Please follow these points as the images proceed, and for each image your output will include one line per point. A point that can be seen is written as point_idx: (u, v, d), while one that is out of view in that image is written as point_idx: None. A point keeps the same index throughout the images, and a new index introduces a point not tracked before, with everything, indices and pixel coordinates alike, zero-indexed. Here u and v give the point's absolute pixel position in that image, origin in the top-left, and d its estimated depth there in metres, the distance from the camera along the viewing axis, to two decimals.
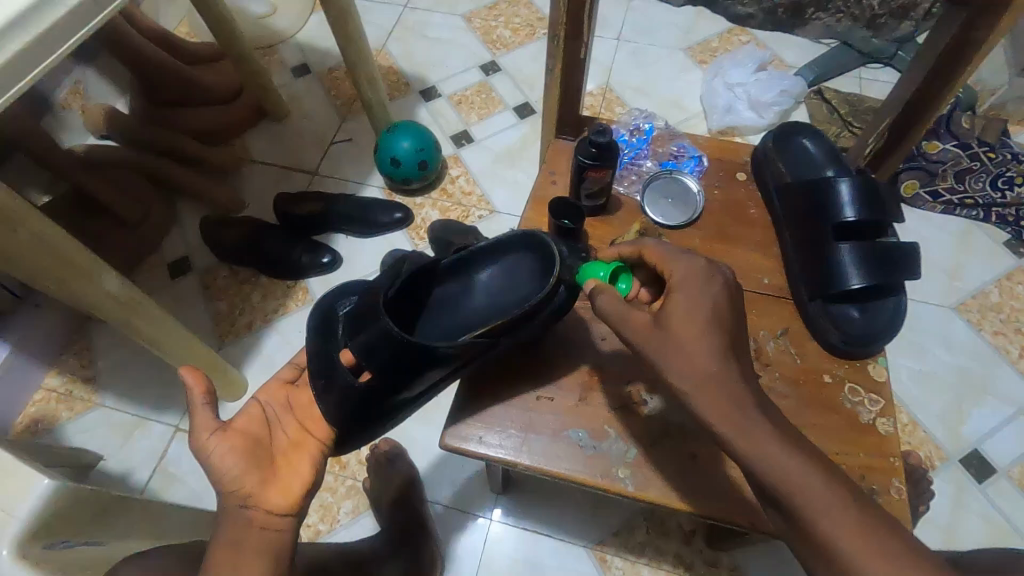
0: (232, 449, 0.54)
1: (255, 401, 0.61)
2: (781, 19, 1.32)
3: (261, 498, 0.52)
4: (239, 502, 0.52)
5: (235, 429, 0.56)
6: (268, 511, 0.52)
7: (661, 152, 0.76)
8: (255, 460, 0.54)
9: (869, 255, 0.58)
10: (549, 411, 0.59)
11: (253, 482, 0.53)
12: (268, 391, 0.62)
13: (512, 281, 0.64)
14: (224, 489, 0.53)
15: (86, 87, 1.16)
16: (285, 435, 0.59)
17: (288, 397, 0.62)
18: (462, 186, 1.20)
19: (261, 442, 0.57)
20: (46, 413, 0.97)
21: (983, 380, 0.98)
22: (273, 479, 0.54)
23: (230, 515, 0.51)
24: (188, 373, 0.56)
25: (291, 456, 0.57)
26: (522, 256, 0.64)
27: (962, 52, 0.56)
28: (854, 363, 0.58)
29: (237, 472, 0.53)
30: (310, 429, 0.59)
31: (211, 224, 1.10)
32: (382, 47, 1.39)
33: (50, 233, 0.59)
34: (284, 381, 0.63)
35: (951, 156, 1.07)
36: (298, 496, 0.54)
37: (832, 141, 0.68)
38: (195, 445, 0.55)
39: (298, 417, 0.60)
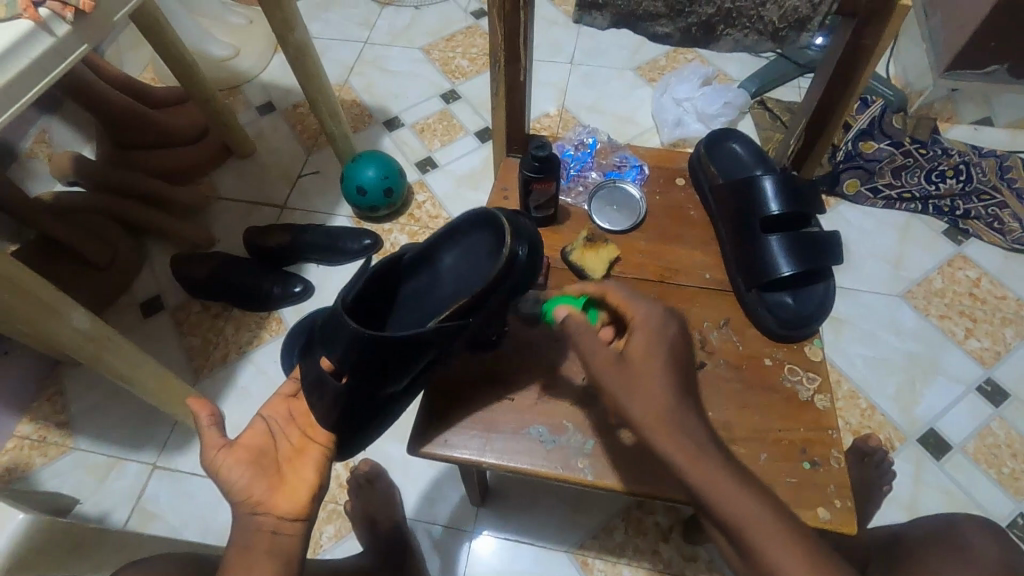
0: (236, 462, 0.54)
1: (259, 415, 0.60)
2: None
3: (271, 505, 0.53)
4: (248, 510, 0.52)
5: (240, 442, 0.57)
6: (278, 515, 0.52)
7: (604, 163, 0.84)
8: (261, 469, 0.55)
9: (799, 246, 0.64)
10: (514, 412, 0.62)
11: (262, 489, 0.53)
12: (271, 407, 0.61)
13: (471, 263, 0.66)
14: (235, 498, 0.53)
15: (52, 135, 1.18)
16: (290, 444, 0.59)
17: (289, 408, 0.61)
18: (428, 211, 1.24)
19: (265, 453, 0.57)
20: (20, 460, 0.96)
21: (932, 361, 1.03)
22: (281, 484, 0.55)
23: (238, 524, 0.52)
24: (191, 401, 0.58)
25: (295, 463, 0.57)
26: (478, 238, 0.66)
27: (860, 56, 0.62)
28: (792, 346, 0.62)
29: (245, 482, 0.53)
30: (311, 435, 0.59)
31: (179, 262, 1.12)
32: (344, 82, 1.44)
33: (19, 273, 0.60)
34: (286, 394, 0.62)
35: (886, 154, 1.16)
36: (306, 502, 0.54)
37: (756, 142, 0.73)
38: (203, 461, 0.55)
39: (300, 426, 0.60)
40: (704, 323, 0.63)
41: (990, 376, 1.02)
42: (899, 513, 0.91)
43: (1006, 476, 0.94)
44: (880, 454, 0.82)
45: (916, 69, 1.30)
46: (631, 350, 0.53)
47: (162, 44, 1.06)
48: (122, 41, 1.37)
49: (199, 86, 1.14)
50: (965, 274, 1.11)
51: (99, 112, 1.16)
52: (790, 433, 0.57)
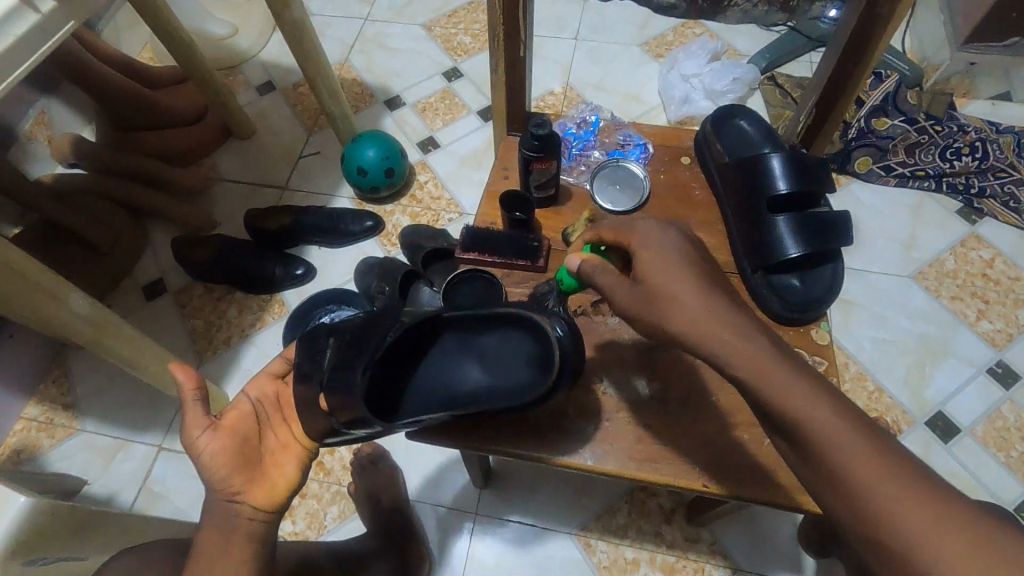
0: (216, 449, 0.53)
1: (245, 396, 0.59)
2: (722, 7, 1.36)
3: (250, 494, 0.52)
4: (225, 497, 0.51)
5: (224, 426, 0.55)
6: (254, 506, 0.52)
7: (608, 142, 0.79)
8: (244, 459, 0.54)
9: (810, 231, 0.60)
10: (506, 439, 0.58)
11: (241, 480, 0.52)
12: (256, 385, 0.60)
13: (508, 359, 0.56)
14: (211, 484, 0.52)
15: (51, 117, 1.18)
16: (276, 434, 0.57)
17: (277, 392, 0.60)
18: (431, 191, 1.22)
19: (249, 443, 0.55)
20: (27, 442, 0.97)
21: (942, 342, 1.02)
22: (260, 476, 0.54)
23: (215, 507, 0.51)
24: (179, 371, 0.55)
25: (277, 456, 0.56)
26: (519, 337, 0.56)
27: (875, 25, 0.59)
28: (798, 329, 0.60)
29: (225, 471, 0.52)
30: (296, 432, 0.57)
31: (180, 244, 1.11)
32: (345, 60, 1.42)
33: (19, 258, 0.60)
34: (274, 376, 0.61)
35: (899, 131, 1.14)
36: (282, 497, 0.54)
37: (765, 119, 0.70)
38: (185, 441, 0.54)
39: (285, 419, 0.58)
40: None
41: (1001, 358, 1.00)
42: None
43: (1015, 459, 0.93)
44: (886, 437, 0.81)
45: (933, 42, 1.25)
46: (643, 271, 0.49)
47: (156, 22, 1.03)
48: (119, 20, 1.35)
49: (195, 65, 1.12)
50: (978, 254, 1.09)
51: (96, 94, 1.15)
52: None
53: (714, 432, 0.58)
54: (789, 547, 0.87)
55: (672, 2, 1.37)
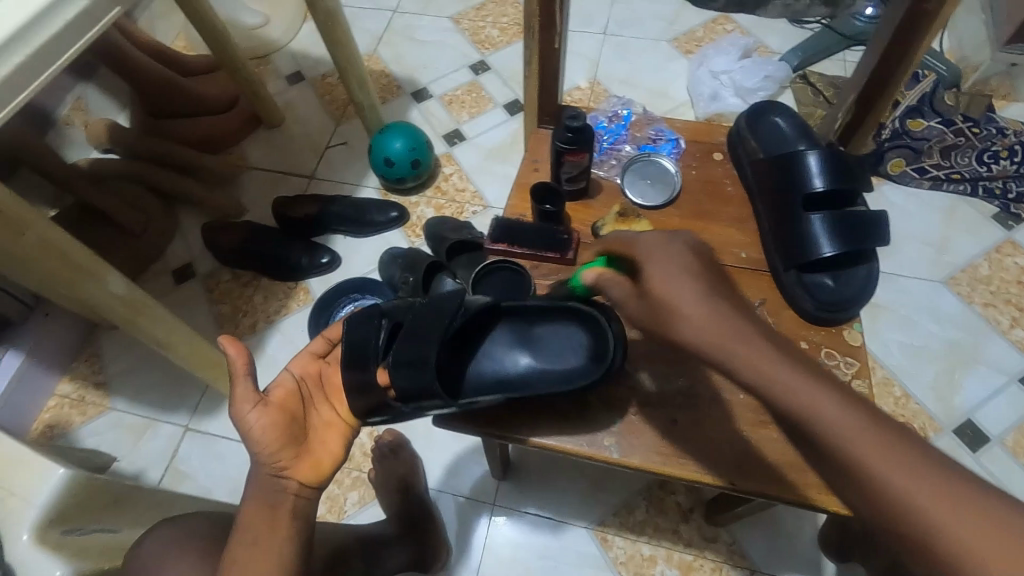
0: (268, 422, 0.52)
1: (288, 373, 0.58)
2: None
3: (297, 470, 0.52)
4: (272, 471, 0.51)
5: (272, 401, 0.54)
6: (300, 483, 0.51)
7: (639, 136, 0.79)
8: (291, 434, 0.53)
9: (845, 229, 0.59)
10: (536, 430, 0.58)
11: (288, 456, 0.52)
12: (298, 363, 0.60)
13: (557, 348, 0.60)
14: (258, 458, 0.51)
15: (88, 103, 1.21)
16: (320, 412, 0.57)
17: (319, 372, 0.60)
18: (455, 183, 1.23)
19: (296, 419, 0.55)
20: (60, 418, 1.00)
21: (973, 349, 0.99)
22: (306, 452, 0.53)
23: (262, 481, 0.51)
24: (229, 344, 0.53)
25: (321, 432, 0.56)
26: (568, 330, 0.60)
27: (920, 22, 0.58)
28: (830, 330, 0.60)
29: (273, 446, 0.51)
30: (339, 409, 0.58)
31: (211, 228, 1.13)
32: (373, 51, 1.43)
33: (60, 238, 0.62)
34: (315, 355, 0.61)
35: (936, 133, 1.10)
36: (327, 473, 0.54)
37: (802, 116, 0.69)
38: (233, 415, 0.52)
39: (328, 397, 0.59)
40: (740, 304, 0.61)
41: None
42: None
43: None
44: None
45: (973, 42, 1.22)
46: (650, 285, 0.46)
47: (191, 10, 1.05)
48: (155, 9, 1.37)
49: (228, 54, 1.14)
50: (1013, 261, 1.06)
51: (132, 81, 1.17)
52: None
53: (742, 429, 0.58)
54: (808, 551, 0.86)
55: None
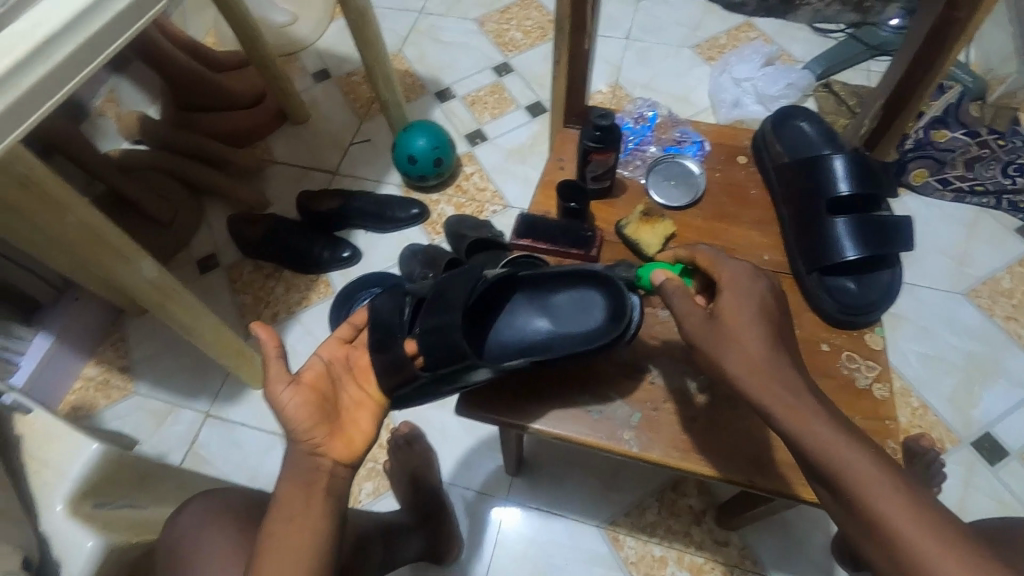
0: (302, 402, 0.53)
1: (318, 356, 0.59)
2: (792, 6, 1.35)
3: (331, 448, 0.53)
4: (308, 450, 0.52)
5: (304, 382, 0.55)
6: (335, 461, 0.53)
7: (664, 138, 0.80)
8: (325, 414, 0.54)
9: (868, 232, 0.60)
10: (559, 402, 0.60)
11: (323, 434, 0.53)
12: (326, 347, 0.60)
13: (575, 314, 0.62)
14: (293, 437, 0.53)
15: (120, 95, 1.25)
16: (350, 392, 0.58)
17: (347, 355, 0.61)
18: (476, 182, 1.24)
19: (328, 400, 0.56)
20: (85, 400, 1.03)
21: (993, 362, 0.99)
22: (339, 431, 0.55)
23: (299, 460, 0.52)
24: (261, 328, 0.55)
25: (352, 412, 0.57)
26: (583, 293, 0.62)
27: (950, 29, 0.58)
28: (851, 333, 0.60)
29: (308, 425, 0.53)
30: (369, 389, 0.59)
31: (236, 220, 1.16)
32: (398, 51, 1.45)
33: (98, 222, 0.64)
34: (342, 340, 0.62)
35: (960, 144, 1.10)
36: (360, 450, 0.55)
37: (827, 122, 0.70)
38: (266, 395, 0.53)
39: (358, 379, 0.60)
40: None
41: None
42: None
43: None
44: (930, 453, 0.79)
45: (1000, 55, 1.22)
46: (722, 311, 0.50)
47: (226, 7, 1.08)
48: (187, 6, 1.41)
49: (259, 50, 1.16)
50: None
51: (164, 74, 1.20)
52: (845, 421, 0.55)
53: (761, 428, 0.58)
54: (820, 558, 0.86)
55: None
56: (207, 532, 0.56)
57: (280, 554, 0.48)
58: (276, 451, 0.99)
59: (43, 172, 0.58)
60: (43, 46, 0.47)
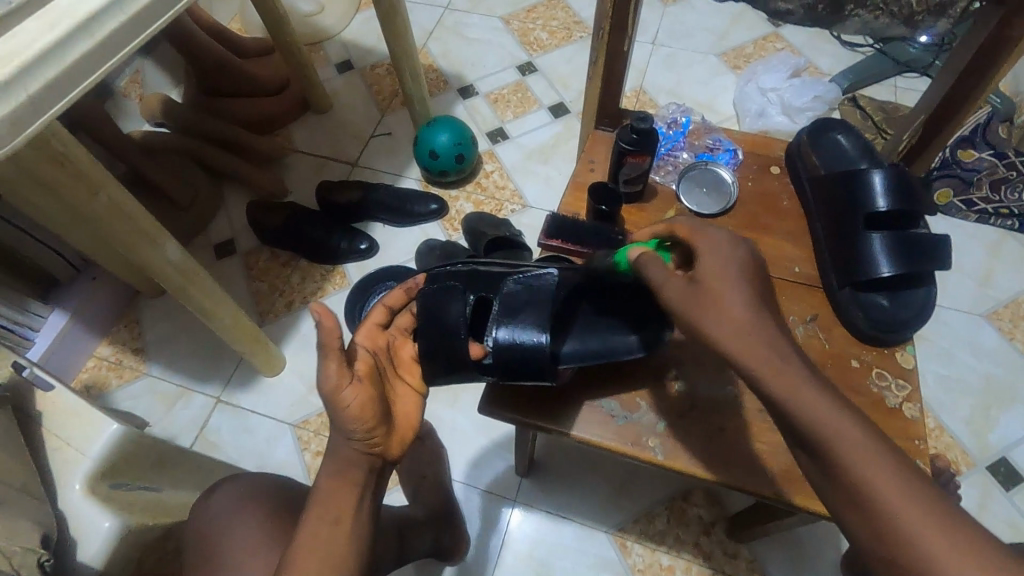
0: (364, 402, 0.50)
1: (360, 346, 0.56)
2: (839, 16, 1.34)
3: (389, 447, 0.53)
4: (366, 449, 0.51)
5: (361, 377, 0.52)
6: (386, 458, 0.54)
7: (697, 144, 0.81)
8: (382, 410, 0.53)
9: (905, 249, 0.59)
10: (589, 396, 0.60)
11: (383, 433, 0.53)
12: (365, 336, 0.58)
13: (615, 313, 0.62)
14: (354, 437, 0.51)
15: (144, 77, 1.25)
16: (392, 385, 0.58)
17: (387, 343, 0.60)
18: (496, 180, 1.24)
19: (381, 394, 0.54)
20: (98, 379, 1.03)
21: (1012, 388, 0.98)
22: (393, 428, 0.54)
23: (354, 460, 0.51)
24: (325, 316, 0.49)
25: (399, 404, 0.57)
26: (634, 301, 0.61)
27: (999, 48, 0.58)
28: (882, 350, 0.59)
29: (372, 423, 0.51)
30: (407, 379, 0.59)
31: (259, 209, 1.15)
32: (423, 46, 1.44)
33: (126, 202, 0.64)
34: (377, 325, 0.59)
35: (987, 165, 1.06)
36: (407, 443, 0.56)
37: (865, 137, 0.69)
38: (325, 391, 0.50)
39: (395, 370, 0.59)
40: (790, 317, 0.61)
41: None
42: None
43: None
44: (946, 475, 0.79)
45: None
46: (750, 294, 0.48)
47: None
48: None
49: (285, 38, 1.16)
50: None
51: (189, 57, 1.20)
52: None
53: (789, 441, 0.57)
54: None
55: (787, 7, 1.36)
56: (234, 517, 0.56)
57: (314, 541, 0.48)
58: (287, 439, 0.99)
59: (75, 149, 0.58)
60: (89, 21, 0.46)
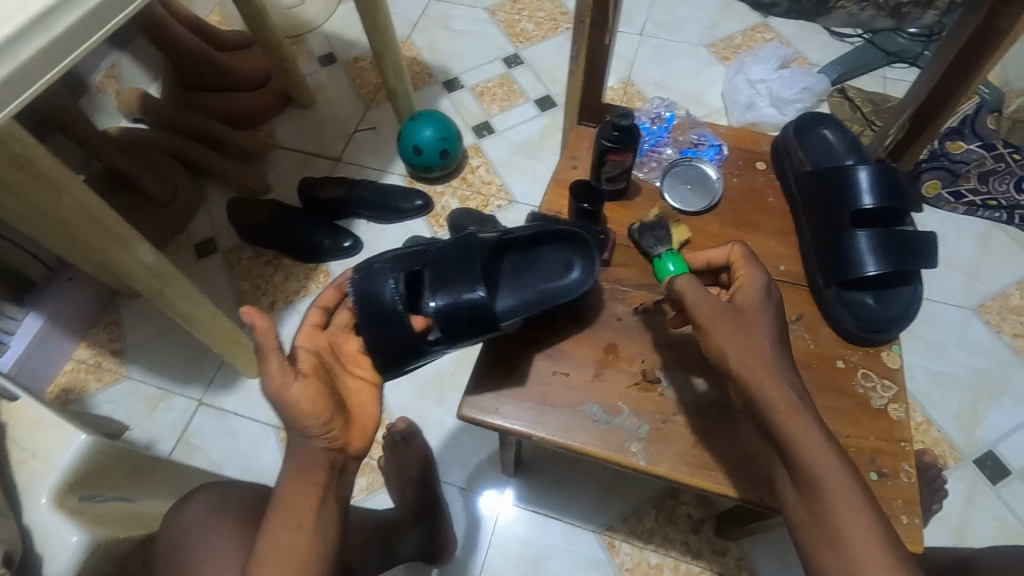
0: (314, 395, 0.52)
1: (303, 347, 0.56)
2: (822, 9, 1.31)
3: (350, 441, 0.54)
4: (325, 445, 0.52)
5: (307, 373, 0.54)
6: (350, 453, 0.55)
7: (681, 140, 0.77)
8: (336, 404, 0.54)
9: (890, 247, 0.58)
10: (571, 400, 0.59)
11: (340, 425, 0.54)
12: (305, 339, 0.57)
13: (546, 266, 0.65)
14: (309, 433, 0.52)
15: (121, 71, 1.22)
16: (344, 382, 0.58)
17: (329, 342, 0.59)
18: (482, 176, 1.22)
19: (333, 390, 0.55)
20: (76, 383, 1.01)
21: (1000, 381, 0.97)
22: (351, 423, 0.56)
23: (316, 458, 0.52)
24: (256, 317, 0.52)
25: (357, 399, 0.58)
26: (554, 248, 0.66)
27: (987, 40, 0.57)
28: (868, 350, 0.58)
29: (325, 417, 0.52)
30: (359, 372, 0.60)
31: (238, 205, 1.13)
32: (407, 38, 1.42)
33: (93, 203, 0.62)
34: (317, 327, 0.59)
35: (976, 157, 1.05)
36: (370, 437, 0.57)
37: (852, 131, 0.68)
38: (270, 390, 0.51)
39: (343, 365, 0.60)
40: None
41: None
42: (946, 536, 0.87)
43: None
44: (933, 470, 0.79)
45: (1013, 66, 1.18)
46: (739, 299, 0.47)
47: None
48: None
49: (264, 30, 1.13)
50: None
51: (165, 51, 1.17)
52: (860, 442, 0.54)
53: None
54: None
55: None
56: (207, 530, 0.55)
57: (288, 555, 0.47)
58: (270, 441, 0.98)
59: (37, 149, 0.56)
60: (45, 13, 0.44)
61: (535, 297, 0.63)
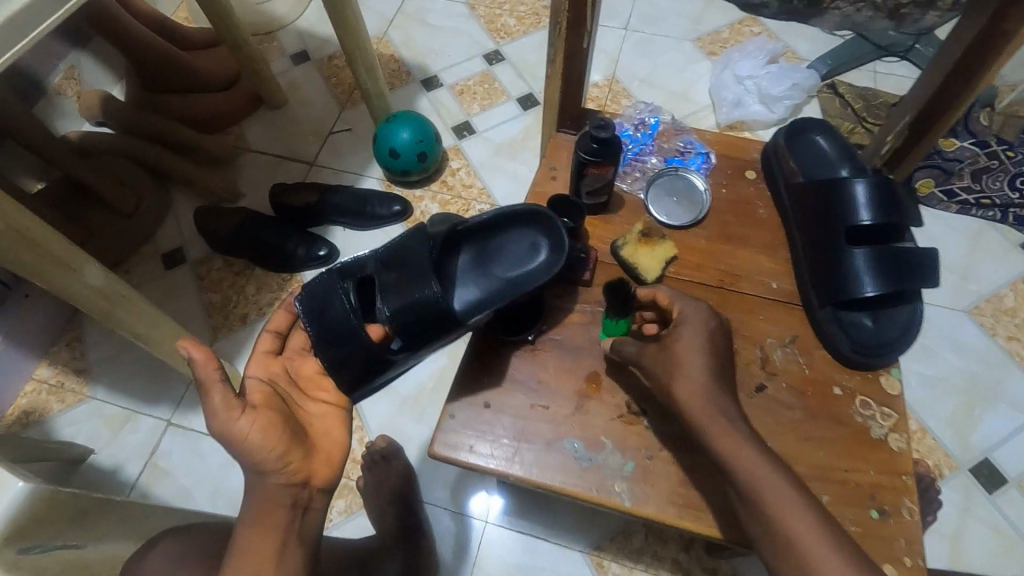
0: (265, 426, 0.49)
1: (256, 378, 0.55)
2: None
3: (314, 474, 0.51)
4: (285, 481, 0.49)
5: (257, 405, 0.51)
6: (315, 485, 0.51)
7: (666, 147, 0.76)
8: (292, 435, 0.51)
9: (888, 264, 0.55)
10: (551, 434, 0.55)
11: (299, 456, 0.50)
12: (257, 367, 0.57)
13: (510, 250, 0.61)
14: (264, 470, 0.48)
15: (81, 72, 1.15)
16: (307, 407, 0.57)
17: (283, 367, 0.58)
18: (463, 178, 1.18)
19: (289, 420, 0.52)
20: (37, 405, 0.96)
21: (995, 385, 0.95)
22: (314, 453, 0.52)
23: (279, 496, 0.48)
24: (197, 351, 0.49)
25: (320, 426, 0.56)
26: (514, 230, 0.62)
27: (992, 41, 0.53)
28: (866, 375, 0.56)
29: (281, 450, 0.49)
30: (323, 395, 0.58)
31: (202, 215, 1.08)
32: (383, 34, 1.36)
33: (34, 224, 0.57)
34: (270, 353, 0.58)
35: (968, 155, 1.03)
36: (339, 465, 0.54)
37: (846, 138, 0.64)
38: (217, 428, 0.48)
39: (299, 391, 0.58)
40: (768, 340, 0.57)
41: None
42: (942, 547, 0.85)
43: None
44: (928, 483, 0.76)
45: None
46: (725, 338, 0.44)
47: None
48: None
49: (229, 28, 1.07)
50: None
51: (125, 51, 1.11)
52: (857, 475, 0.51)
53: None
54: None
55: None
56: None
57: None
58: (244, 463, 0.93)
59: None
60: None
61: (501, 286, 0.60)
